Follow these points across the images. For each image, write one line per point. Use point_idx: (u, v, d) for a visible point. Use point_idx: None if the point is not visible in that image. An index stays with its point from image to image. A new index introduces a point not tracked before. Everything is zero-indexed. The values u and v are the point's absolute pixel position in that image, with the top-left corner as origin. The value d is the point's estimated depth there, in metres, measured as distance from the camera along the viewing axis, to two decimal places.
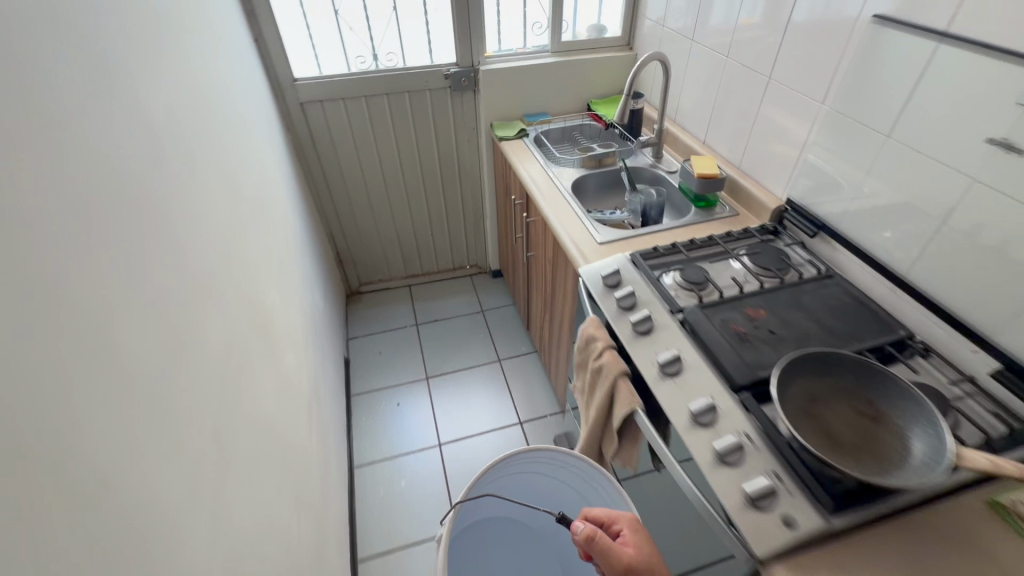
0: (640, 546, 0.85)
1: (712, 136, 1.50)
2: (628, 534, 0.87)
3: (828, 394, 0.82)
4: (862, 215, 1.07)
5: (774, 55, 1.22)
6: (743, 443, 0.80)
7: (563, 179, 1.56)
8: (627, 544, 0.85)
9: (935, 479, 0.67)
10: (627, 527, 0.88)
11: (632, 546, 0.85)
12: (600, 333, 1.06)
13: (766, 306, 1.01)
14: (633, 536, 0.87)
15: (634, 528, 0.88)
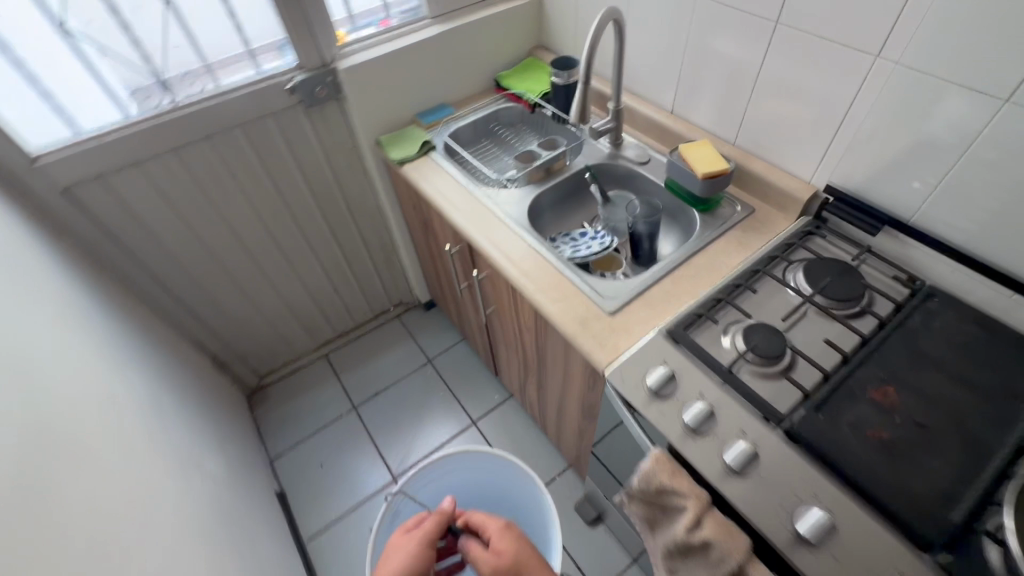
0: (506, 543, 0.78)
1: (685, 105, 1.13)
2: (496, 540, 0.79)
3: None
4: (955, 204, 0.79)
5: None
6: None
7: (512, 209, 1.12)
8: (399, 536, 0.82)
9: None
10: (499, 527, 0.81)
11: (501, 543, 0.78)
12: (682, 488, 0.71)
13: (891, 379, 0.72)
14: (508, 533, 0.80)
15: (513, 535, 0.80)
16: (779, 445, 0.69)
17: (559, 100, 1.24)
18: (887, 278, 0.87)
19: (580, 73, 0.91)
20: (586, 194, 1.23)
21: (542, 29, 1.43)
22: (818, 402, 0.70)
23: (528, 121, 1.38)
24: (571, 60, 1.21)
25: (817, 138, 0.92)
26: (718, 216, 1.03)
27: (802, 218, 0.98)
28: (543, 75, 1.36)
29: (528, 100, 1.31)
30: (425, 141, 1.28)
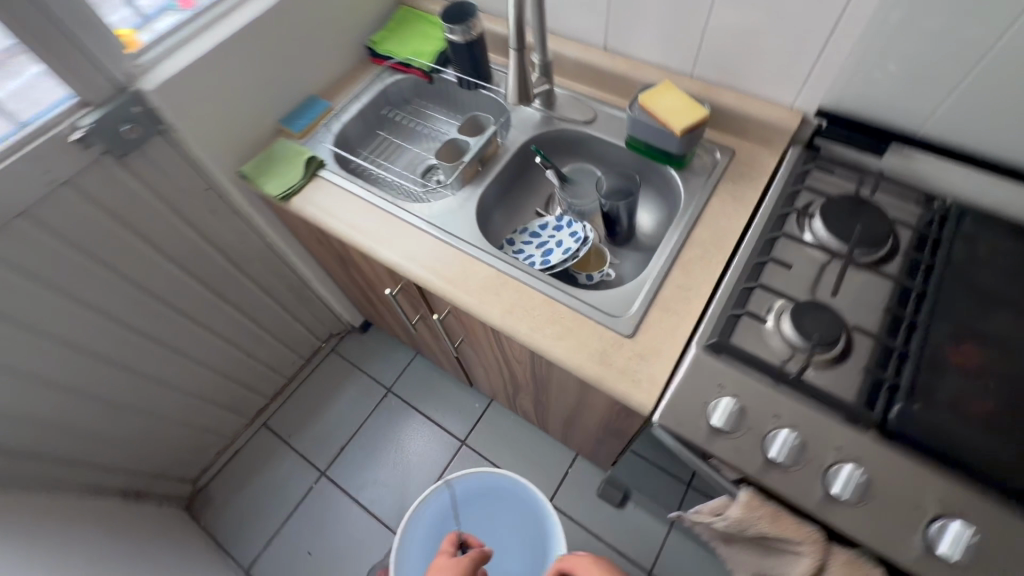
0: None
1: (622, 37, 0.91)
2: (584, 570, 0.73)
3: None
4: (975, 107, 0.68)
5: None
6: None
7: (455, 225, 0.87)
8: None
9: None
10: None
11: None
12: (790, 533, 0.60)
13: (964, 332, 0.63)
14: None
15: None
16: (882, 454, 0.59)
17: (463, 63, 0.97)
18: (902, 202, 0.77)
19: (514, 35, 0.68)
20: (530, 173, 1.00)
21: None
22: (907, 386, 0.61)
23: (425, 92, 1.10)
24: (464, 4, 0.91)
25: (800, 55, 0.76)
26: (699, 169, 0.87)
27: (792, 149, 0.84)
28: (431, 31, 1.05)
29: (421, 68, 1.03)
30: (308, 157, 0.95)
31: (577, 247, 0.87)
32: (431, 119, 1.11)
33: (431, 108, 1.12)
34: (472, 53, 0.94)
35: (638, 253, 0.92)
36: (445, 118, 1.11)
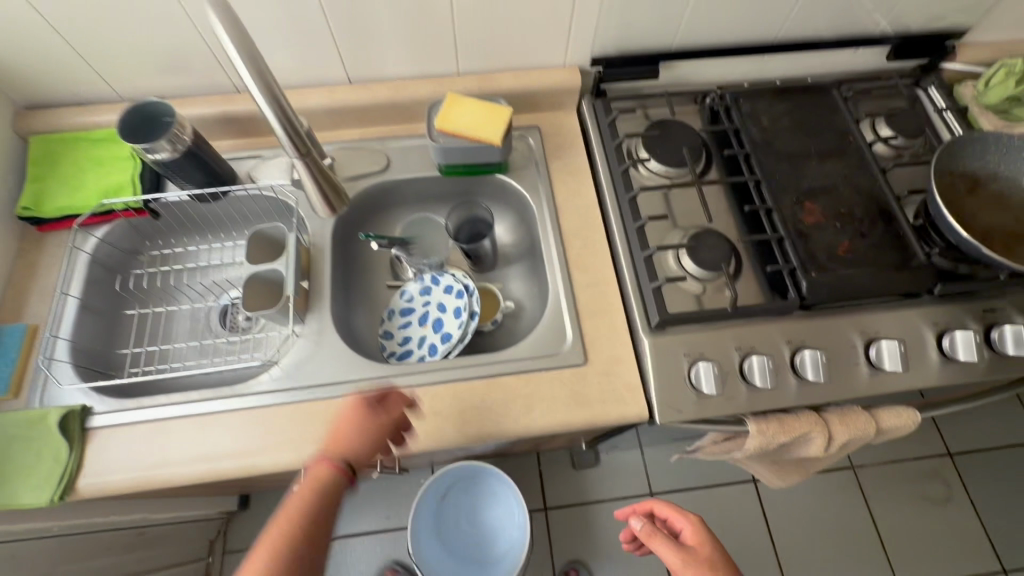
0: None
1: (368, 58, 0.78)
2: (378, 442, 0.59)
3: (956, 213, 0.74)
4: (702, 21, 0.79)
5: None
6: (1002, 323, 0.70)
7: (329, 370, 0.68)
8: (364, 435, 0.58)
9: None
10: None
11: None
12: (804, 431, 0.67)
13: (802, 194, 0.75)
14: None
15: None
16: (808, 325, 0.69)
17: (189, 172, 0.71)
18: (690, 110, 0.86)
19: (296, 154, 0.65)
20: (355, 255, 0.84)
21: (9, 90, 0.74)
22: (800, 264, 0.70)
23: (153, 227, 0.79)
24: (161, 102, 0.66)
25: (556, 15, 0.74)
26: (525, 162, 0.83)
27: (585, 100, 0.85)
28: (120, 154, 0.76)
29: (128, 208, 0.75)
30: (67, 413, 0.63)
31: (468, 302, 0.78)
32: (187, 254, 0.82)
33: (174, 241, 0.82)
34: (200, 159, 0.71)
35: (514, 268, 0.87)
36: (203, 244, 0.83)
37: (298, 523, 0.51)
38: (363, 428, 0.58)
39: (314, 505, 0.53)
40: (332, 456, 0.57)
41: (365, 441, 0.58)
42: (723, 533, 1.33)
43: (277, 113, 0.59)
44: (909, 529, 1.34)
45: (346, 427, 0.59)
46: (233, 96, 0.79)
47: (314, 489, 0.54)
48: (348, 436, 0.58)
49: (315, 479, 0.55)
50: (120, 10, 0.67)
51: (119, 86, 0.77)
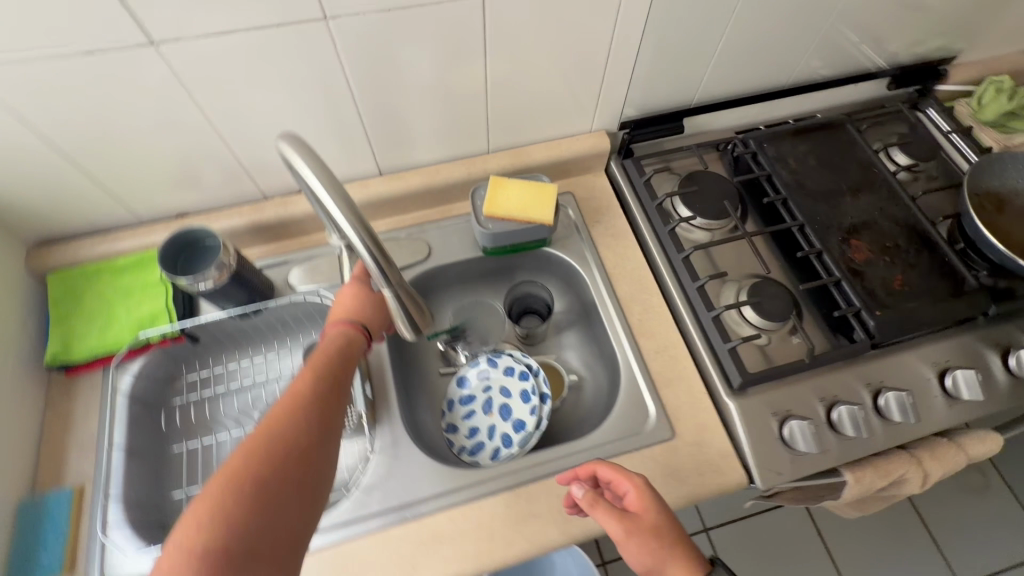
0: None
1: (400, 149, 0.76)
2: (633, 501, 0.56)
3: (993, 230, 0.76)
4: (719, 79, 0.81)
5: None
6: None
7: (414, 485, 0.65)
8: (365, 304, 0.64)
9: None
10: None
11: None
12: (902, 473, 0.67)
13: (846, 232, 0.77)
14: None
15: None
16: (880, 364, 0.70)
17: (234, 294, 0.68)
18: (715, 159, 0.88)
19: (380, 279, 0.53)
20: (404, 346, 0.80)
21: (24, 230, 0.69)
22: (863, 304, 0.71)
23: (189, 351, 0.73)
24: (204, 227, 0.63)
25: (585, 90, 0.75)
26: (567, 231, 0.82)
27: (615, 162, 0.85)
28: (149, 280, 0.71)
29: (164, 337, 0.69)
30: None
31: (536, 384, 0.76)
32: (228, 372, 0.77)
33: (213, 360, 0.76)
34: (243, 281, 0.67)
35: (567, 336, 0.85)
36: (243, 359, 0.78)
37: (304, 384, 0.52)
38: (356, 295, 0.64)
39: (327, 364, 0.55)
40: (343, 320, 0.62)
41: (372, 309, 0.64)
42: (782, 557, 1.32)
43: (362, 236, 0.47)
44: (958, 525, 1.36)
45: (344, 298, 0.64)
46: (263, 203, 0.76)
47: (331, 348, 0.58)
48: (347, 305, 0.64)
49: (320, 350, 0.58)
50: (147, 137, 0.63)
51: (139, 209, 0.73)
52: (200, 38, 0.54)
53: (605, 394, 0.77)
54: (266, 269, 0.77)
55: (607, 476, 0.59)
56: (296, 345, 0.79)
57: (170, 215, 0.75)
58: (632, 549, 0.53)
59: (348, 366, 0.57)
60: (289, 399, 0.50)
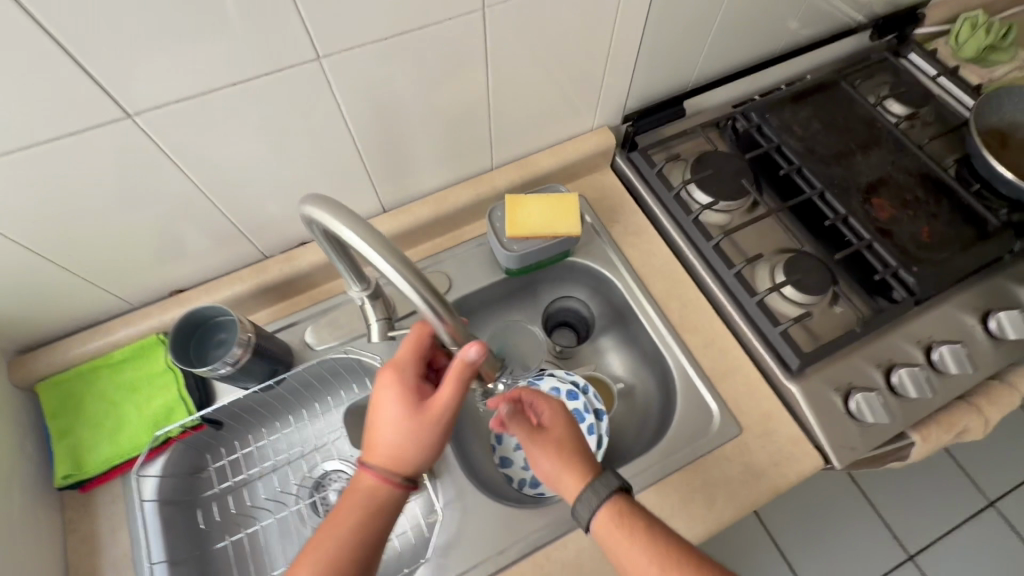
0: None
1: (404, 181, 0.73)
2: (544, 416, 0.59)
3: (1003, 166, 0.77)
4: (708, 57, 0.80)
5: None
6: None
7: (492, 535, 0.61)
8: (411, 440, 0.50)
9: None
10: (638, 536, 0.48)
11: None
12: (965, 423, 0.68)
13: (865, 192, 0.76)
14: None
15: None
16: (923, 319, 0.70)
17: (255, 371, 0.62)
18: (718, 136, 0.86)
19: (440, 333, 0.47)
20: None
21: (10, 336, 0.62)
22: (899, 262, 0.70)
23: (212, 437, 0.66)
24: (214, 305, 0.57)
25: (581, 90, 0.73)
26: (586, 236, 0.79)
27: (621, 156, 0.83)
28: (155, 369, 0.65)
29: (184, 430, 0.62)
30: None
31: (588, 401, 0.72)
32: (258, 451, 0.70)
33: (240, 442, 0.70)
34: (263, 352, 0.62)
35: (603, 341, 0.82)
36: (272, 433, 0.71)
37: (333, 550, 0.46)
38: (401, 424, 0.50)
39: (359, 531, 0.47)
40: (382, 459, 0.50)
41: (420, 447, 0.50)
42: (826, 514, 1.34)
43: (401, 270, 0.43)
44: (981, 448, 1.41)
45: (387, 425, 0.50)
46: (265, 262, 0.71)
47: (364, 500, 0.49)
48: (388, 438, 0.50)
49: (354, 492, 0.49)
50: (134, 214, 0.58)
51: (131, 293, 0.67)
52: (181, 101, 0.50)
53: (657, 398, 0.74)
54: (280, 332, 0.71)
55: (530, 400, 0.60)
56: (327, 408, 0.73)
57: (166, 292, 0.70)
58: (539, 456, 0.57)
59: (385, 527, 0.49)
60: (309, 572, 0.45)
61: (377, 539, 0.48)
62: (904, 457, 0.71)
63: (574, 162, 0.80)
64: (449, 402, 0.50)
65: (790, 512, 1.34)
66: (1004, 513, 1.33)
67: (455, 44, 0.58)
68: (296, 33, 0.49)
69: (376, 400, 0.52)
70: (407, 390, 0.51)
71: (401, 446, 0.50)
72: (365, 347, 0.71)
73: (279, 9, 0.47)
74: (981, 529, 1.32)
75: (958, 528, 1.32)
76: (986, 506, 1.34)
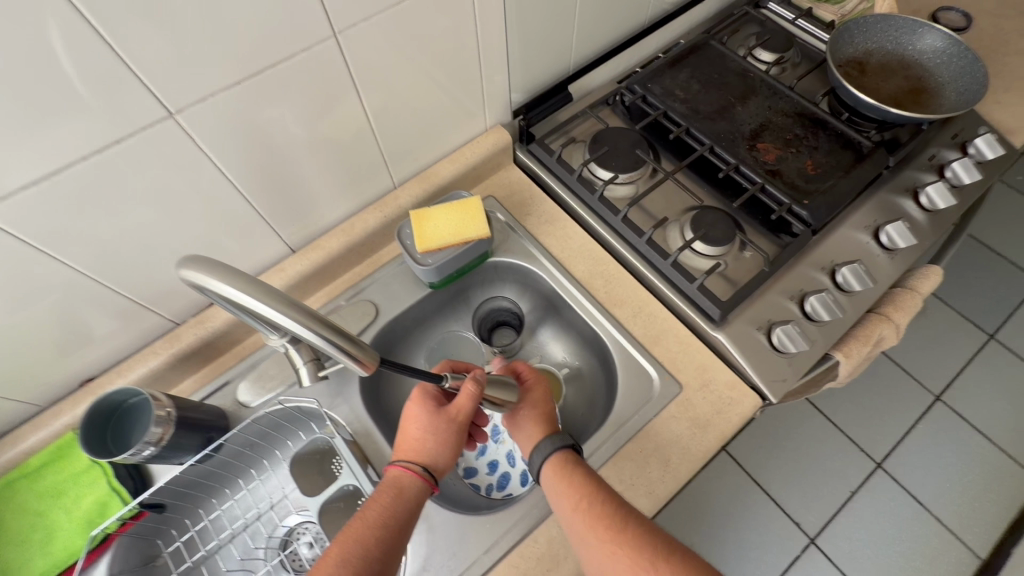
0: (618, 542, 0.49)
1: (306, 218, 0.72)
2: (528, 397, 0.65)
3: (863, 91, 0.84)
4: (580, 41, 0.82)
5: (299, 24, 0.52)
6: (948, 162, 0.82)
7: (463, 549, 0.61)
8: (432, 435, 0.55)
9: (943, 30, 0.84)
10: (578, 470, 0.55)
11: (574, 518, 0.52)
12: (879, 332, 0.72)
13: (751, 139, 0.81)
14: (616, 529, 0.50)
15: (604, 524, 0.50)
16: (822, 247, 0.75)
17: (185, 444, 0.59)
18: (609, 113, 0.89)
19: (363, 368, 0.47)
20: (390, 412, 0.75)
21: None
22: (791, 199, 0.75)
23: (159, 521, 0.63)
24: (121, 389, 0.54)
25: (464, 94, 0.74)
26: (502, 235, 0.80)
27: (521, 150, 0.85)
28: (77, 467, 0.61)
29: (123, 522, 0.59)
30: None
31: None
32: (212, 524, 0.67)
33: (191, 519, 0.67)
34: (188, 421, 0.59)
35: (545, 331, 0.83)
36: (223, 502, 0.69)
37: (360, 540, 0.47)
38: (427, 420, 0.56)
39: (385, 520, 0.49)
40: (409, 453, 0.55)
41: (441, 444, 0.55)
42: (796, 444, 1.40)
43: (300, 317, 0.42)
44: (921, 350, 1.51)
45: (413, 426, 0.56)
46: (177, 330, 0.69)
47: (391, 493, 0.52)
48: (415, 434, 0.55)
49: (384, 489, 0.52)
50: (15, 315, 0.55)
51: (37, 395, 0.63)
52: (32, 185, 0.47)
53: (602, 374, 0.76)
54: (209, 398, 0.69)
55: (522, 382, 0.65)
56: (276, 462, 0.71)
57: (76, 384, 0.66)
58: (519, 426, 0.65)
59: (409, 521, 0.50)
60: (335, 566, 0.45)
61: (402, 532, 0.49)
62: (832, 375, 0.75)
63: (476, 165, 0.81)
64: (467, 405, 0.56)
65: (764, 450, 1.40)
66: (950, 404, 1.44)
67: (320, 74, 0.58)
68: (140, 93, 0.47)
69: (405, 410, 0.58)
70: (431, 394, 0.58)
71: (429, 444, 0.55)
72: (299, 393, 0.69)
73: (113, 73, 0.45)
74: (934, 423, 1.42)
75: (914, 427, 1.41)
76: (935, 401, 1.44)
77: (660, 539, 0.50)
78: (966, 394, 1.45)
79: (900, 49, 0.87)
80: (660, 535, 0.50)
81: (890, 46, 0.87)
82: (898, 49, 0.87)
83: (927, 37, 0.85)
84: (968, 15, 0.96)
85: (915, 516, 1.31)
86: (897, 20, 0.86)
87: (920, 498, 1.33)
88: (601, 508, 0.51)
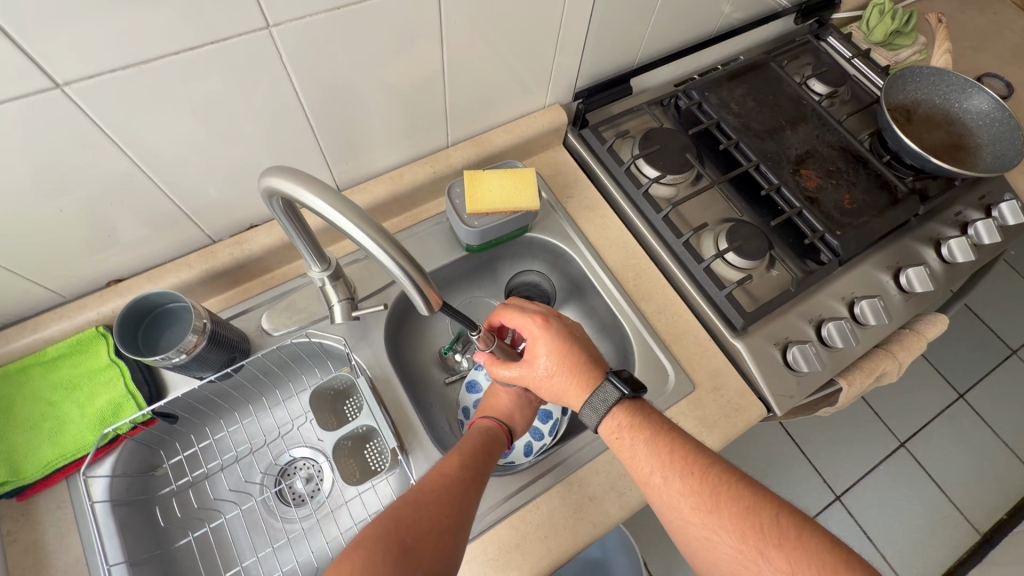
0: (706, 524, 0.50)
1: (358, 159, 0.72)
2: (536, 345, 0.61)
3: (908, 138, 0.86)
4: (651, 38, 0.83)
5: None
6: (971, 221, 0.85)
7: None
8: (515, 402, 0.68)
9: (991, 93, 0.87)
10: (642, 443, 0.54)
11: (656, 493, 0.53)
12: (882, 367, 0.76)
13: (796, 164, 0.83)
14: (703, 509, 0.50)
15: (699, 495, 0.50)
16: (845, 277, 0.78)
17: (211, 359, 0.59)
18: (662, 114, 0.90)
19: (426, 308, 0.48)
20: (406, 365, 0.76)
21: None
22: (825, 227, 0.77)
23: (165, 432, 0.63)
24: (163, 290, 0.54)
25: (534, 68, 0.74)
26: (543, 212, 0.81)
27: (573, 133, 0.86)
28: (93, 363, 0.60)
29: (134, 426, 0.58)
30: None
31: None
32: (216, 444, 0.68)
33: (195, 436, 0.67)
34: (218, 337, 0.59)
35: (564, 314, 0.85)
36: (229, 425, 0.69)
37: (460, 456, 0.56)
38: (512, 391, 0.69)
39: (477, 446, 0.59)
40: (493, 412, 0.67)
41: (520, 411, 0.68)
42: (765, 466, 1.46)
43: (378, 240, 0.42)
44: (894, 397, 1.58)
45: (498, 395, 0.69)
46: (213, 247, 0.68)
47: (479, 433, 0.62)
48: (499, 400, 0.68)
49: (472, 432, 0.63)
50: (66, 200, 0.54)
51: (66, 286, 0.63)
52: (118, 70, 0.46)
53: (617, 363, 0.78)
54: (234, 320, 0.69)
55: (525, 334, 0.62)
56: (287, 396, 0.72)
57: (105, 282, 0.66)
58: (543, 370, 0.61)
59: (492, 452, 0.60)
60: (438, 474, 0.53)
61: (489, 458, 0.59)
62: (833, 398, 0.79)
63: (527, 140, 0.82)
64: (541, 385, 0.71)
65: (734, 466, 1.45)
66: (913, 452, 1.51)
67: (412, 18, 0.58)
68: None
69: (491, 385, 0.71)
70: None
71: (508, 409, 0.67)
72: (327, 329, 0.69)
73: None
74: (894, 467, 1.48)
75: (876, 467, 1.48)
76: (899, 447, 1.51)
77: (766, 517, 0.48)
78: (928, 444, 1.52)
79: (946, 106, 0.90)
80: (766, 512, 0.48)
81: (937, 102, 0.91)
82: (945, 105, 0.90)
83: (975, 99, 0.88)
84: (1010, 86, 1.00)
85: (864, 550, 1.37)
86: (949, 76, 0.89)
87: (870, 535, 1.40)
88: (681, 486, 0.51)
